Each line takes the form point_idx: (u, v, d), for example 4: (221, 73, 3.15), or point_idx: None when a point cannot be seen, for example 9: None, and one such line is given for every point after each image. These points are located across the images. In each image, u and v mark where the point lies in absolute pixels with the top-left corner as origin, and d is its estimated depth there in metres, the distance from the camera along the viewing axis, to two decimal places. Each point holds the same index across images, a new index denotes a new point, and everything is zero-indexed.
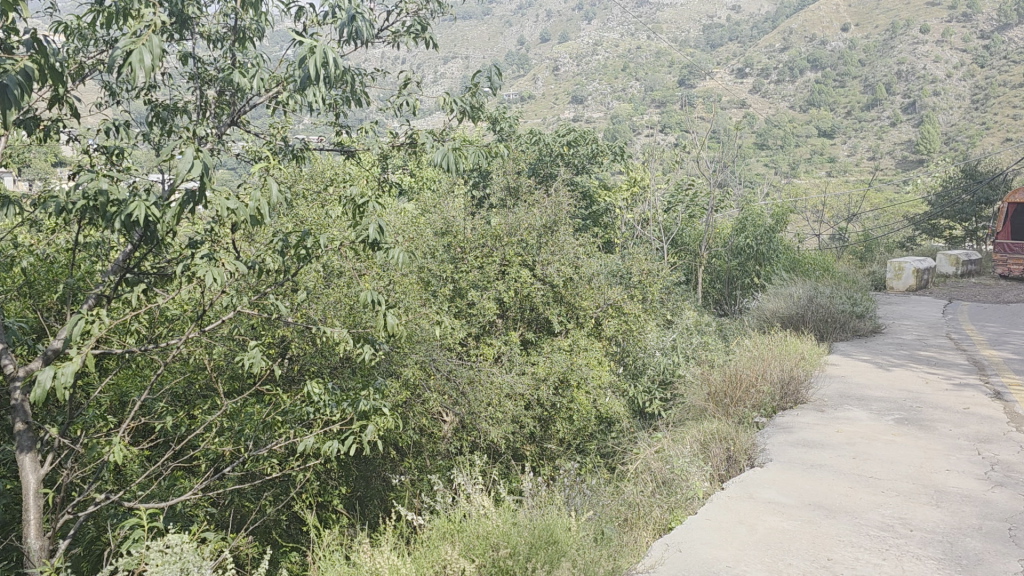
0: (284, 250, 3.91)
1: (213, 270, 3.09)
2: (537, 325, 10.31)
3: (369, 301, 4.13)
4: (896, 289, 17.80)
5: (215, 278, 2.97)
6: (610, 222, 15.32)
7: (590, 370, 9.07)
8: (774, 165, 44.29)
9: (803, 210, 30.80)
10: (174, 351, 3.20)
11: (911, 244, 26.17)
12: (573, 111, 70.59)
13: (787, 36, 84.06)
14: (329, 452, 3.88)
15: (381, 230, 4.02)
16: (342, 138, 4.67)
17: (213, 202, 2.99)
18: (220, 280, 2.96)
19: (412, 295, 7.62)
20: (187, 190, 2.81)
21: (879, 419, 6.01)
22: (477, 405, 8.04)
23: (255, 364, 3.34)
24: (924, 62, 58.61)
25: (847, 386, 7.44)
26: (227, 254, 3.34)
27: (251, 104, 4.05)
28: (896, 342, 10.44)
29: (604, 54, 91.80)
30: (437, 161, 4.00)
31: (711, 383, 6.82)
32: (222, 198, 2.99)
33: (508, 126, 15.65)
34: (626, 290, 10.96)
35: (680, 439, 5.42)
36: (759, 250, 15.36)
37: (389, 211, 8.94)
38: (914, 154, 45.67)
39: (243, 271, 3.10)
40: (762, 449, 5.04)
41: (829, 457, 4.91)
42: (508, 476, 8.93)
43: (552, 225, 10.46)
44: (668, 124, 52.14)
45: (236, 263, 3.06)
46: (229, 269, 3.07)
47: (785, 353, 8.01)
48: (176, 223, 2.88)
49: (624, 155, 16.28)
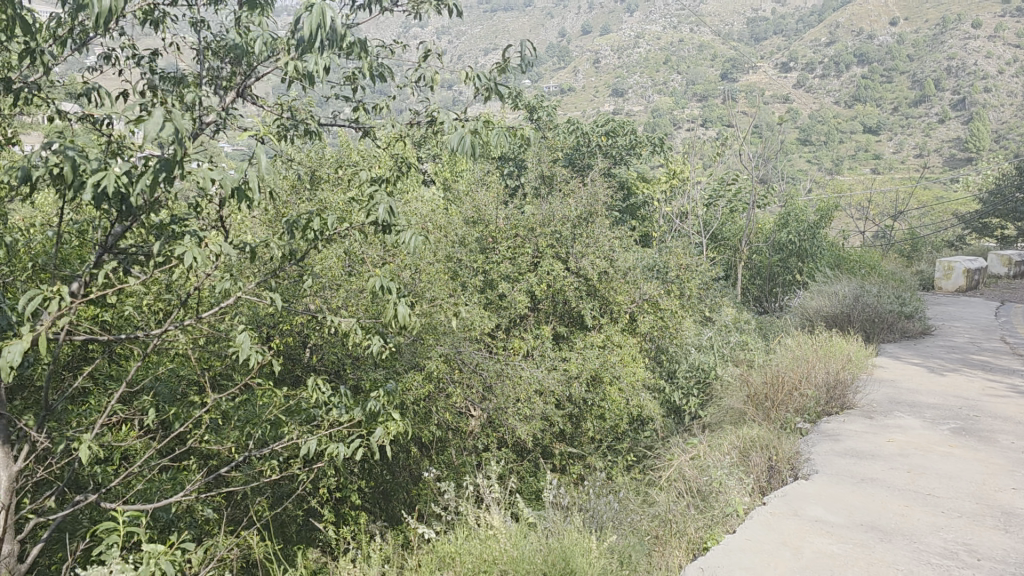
0: (291, 233, 3.62)
1: (198, 250, 2.81)
2: (569, 318, 10.00)
3: (379, 289, 3.58)
4: (945, 289, 17.16)
5: (196, 259, 2.68)
6: (648, 214, 14.95)
7: (623, 368, 8.76)
8: (817, 160, 43.53)
9: (848, 207, 30.05)
10: (159, 341, 2.91)
11: (960, 244, 25.32)
12: (613, 104, 70.17)
13: (833, 30, 82.30)
14: (334, 457, 3.59)
15: (392, 212, 3.57)
16: (358, 115, 4.37)
17: (195, 173, 2.67)
18: (201, 262, 2.66)
19: (439, 285, 7.34)
20: (160, 157, 2.50)
21: (933, 428, 5.59)
22: (504, 401, 7.70)
23: (249, 356, 3.03)
24: (975, 58, 56.91)
25: (898, 391, 6.99)
26: (219, 236, 3.05)
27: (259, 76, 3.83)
28: (948, 345, 9.91)
29: (645, 46, 90.95)
30: (456, 144, 3.54)
31: (751, 385, 6.46)
32: (205, 168, 2.67)
33: (545, 116, 15.38)
34: (663, 285, 10.64)
35: (717, 444, 5.06)
36: (802, 245, 14.69)
37: (417, 198, 8.72)
38: (963, 152, 44.34)
39: (229, 254, 2.81)
40: (807, 458, 4.67)
41: (881, 469, 4.52)
42: (536, 476, 8.67)
43: (588, 217, 10.15)
44: (709, 118, 51.45)
45: (222, 244, 2.78)
46: (214, 250, 2.78)
47: (830, 354, 7.58)
48: (152, 197, 2.58)
49: (664, 147, 15.90)
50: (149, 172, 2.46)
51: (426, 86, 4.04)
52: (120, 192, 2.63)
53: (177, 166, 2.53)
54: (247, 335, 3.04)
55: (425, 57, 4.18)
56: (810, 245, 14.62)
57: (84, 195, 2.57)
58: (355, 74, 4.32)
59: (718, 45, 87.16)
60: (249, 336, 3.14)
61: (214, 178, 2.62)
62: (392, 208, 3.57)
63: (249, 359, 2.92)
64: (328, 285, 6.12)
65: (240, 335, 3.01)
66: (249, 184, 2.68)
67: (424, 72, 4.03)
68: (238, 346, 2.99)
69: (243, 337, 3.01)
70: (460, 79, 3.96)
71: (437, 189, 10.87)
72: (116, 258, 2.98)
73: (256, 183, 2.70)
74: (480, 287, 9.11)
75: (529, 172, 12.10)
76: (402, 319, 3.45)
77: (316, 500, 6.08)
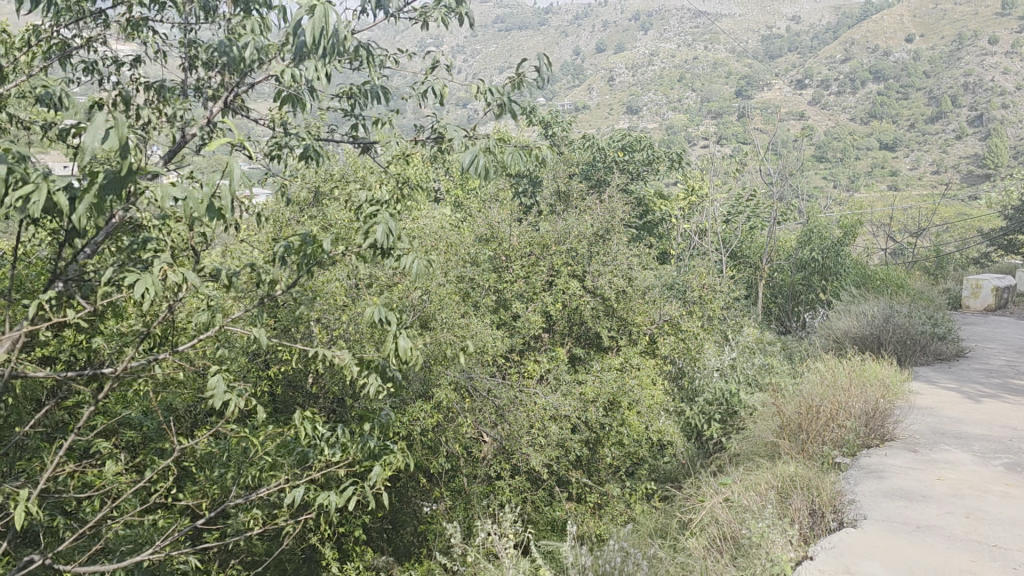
0: (285, 257, 3.26)
1: (158, 277, 2.42)
2: (586, 339, 9.63)
3: (378, 321, 3.16)
4: (972, 308, 16.63)
5: (149, 292, 2.23)
6: (666, 231, 14.59)
7: (643, 393, 8.33)
8: (834, 177, 43.15)
9: (868, 224, 29.59)
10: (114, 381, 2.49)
11: (985, 262, 24.70)
12: (629, 122, 70.24)
13: (850, 46, 81.71)
14: (326, 506, 3.18)
15: (392, 234, 3.16)
16: (357, 130, 4.00)
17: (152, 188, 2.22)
18: (155, 295, 2.24)
19: (450, 308, 7.11)
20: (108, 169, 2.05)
21: (986, 464, 5.13)
22: (518, 429, 7.28)
23: (218, 399, 2.57)
24: (992, 74, 56.26)
25: (941, 420, 6.49)
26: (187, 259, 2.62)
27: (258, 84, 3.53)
28: (985, 368, 9.38)
29: (660, 65, 90.97)
30: (466, 161, 3.03)
31: (783, 414, 6.02)
32: (164, 183, 2.22)
33: (560, 130, 15.24)
34: (683, 305, 10.26)
35: (751, 484, 4.60)
36: (825, 264, 14.18)
37: (427, 215, 8.41)
38: (980, 169, 43.57)
39: (195, 283, 2.42)
40: (853, 500, 4.25)
41: (936, 513, 4.08)
42: (552, 505, 8.26)
43: (605, 233, 9.79)
44: (723, 135, 51.15)
45: (185, 272, 2.38)
46: (176, 278, 2.38)
47: (865, 379, 7.13)
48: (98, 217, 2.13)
49: (681, 162, 15.56)
50: (93, 188, 2.05)
51: (431, 100, 3.57)
52: (62, 208, 2.19)
53: (130, 181, 2.08)
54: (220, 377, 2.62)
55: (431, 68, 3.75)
56: (833, 262, 14.17)
57: (17, 212, 2.15)
58: (355, 88, 3.83)
59: (732, 62, 86.98)
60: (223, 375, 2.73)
61: (175, 197, 2.17)
62: (391, 228, 3.18)
63: (220, 407, 2.48)
64: (330, 307, 5.77)
65: (211, 375, 2.59)
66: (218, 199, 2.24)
67: (431, 82, 3.56)
68: (207, 389, 2.56)
69: (214, 379, 2.57)
70: (471, 93, 3.52)
71: (449, 207, 10.62)
72: (70, 289, 2.58)
73: (224, 200, 2.27)
74: (492, 307, 8.77)
75: (543, 188, 11.79)
76: (403, 350, 3.01)
77: (317, 536, 5.69)
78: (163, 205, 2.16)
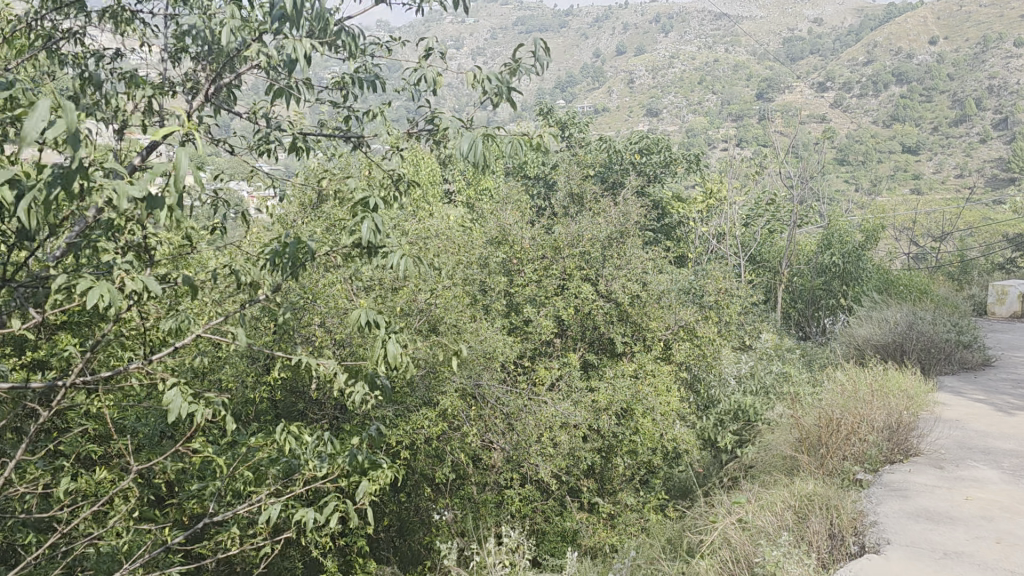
0: (272, 261, 3.07)
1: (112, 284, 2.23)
2: (600, 346, 9.34)
3: (365, 325, 2.88)
4: (998, 314, 16.23)
5: (103, 298, 1.95)
6: (684, 235, 14.37)
7: (657, 400, 8.06)
8: (855, 180, 42.61)
9: (891, 229, 29.14)
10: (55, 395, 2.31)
11: (1012, 267, 24.14)
12: (649, 124, 69.94)
13: (872, 48, 80.69)
14: (307, 527, 3.00)
15: (379, 229, 2.87)
16: (348, 124, 3.78)
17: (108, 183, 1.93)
18: (109, 305, 1.96)
19: (458, 312, 7.01)
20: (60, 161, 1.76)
21: (1016, 482, 4.86)
22: (526, 439, 7.02)
23: (172, 414, 2.43)
24: (1018, 77, 55.37)
25: (968, 434, 6.19)
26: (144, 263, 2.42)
27: (242, 71, 3.27)
28: (1012, 379, 8.99)
29: (679, 67, 90.51)
30: (461, 149, 2.75)
31: (801, 426, 5.77)
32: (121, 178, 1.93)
33: (577, 131, 15.20)
34: (699, 310, 10.00)
35: (764, 502, 4.35)
36: (846, 268, 13.86)
37: (436, 217, 8.23)
38: (1005, 172, 42.75)
39: (155, 292, 2.17)
40: (875, 522, 4.01)
41: (964, 538, 3.83)
42: (562, 516, 8.04)
43: (619, 236, 9.56)
44: (744, 138, 50.69)
45: (143, 279, 2.13)
46: (134, 288, 2.17)
47: (887, 390, 6.84)
48: (45, 217, 1.83)
49: (700, 164, 15.31)
50: (39, 187, 1.73)
51: (427, 88, 3.40)
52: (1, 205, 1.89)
53: (81, 174, 1.79)
54: (178, 389, 2.52)
55: (425, 56, 3.49)
56: (854, 267, 13.82)
57: None
58: (346, 78, 3.77)
59: (752, 65, 86.49)
60: (182, 388, 2.62)
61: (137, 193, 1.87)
62: (378, 224, 2.88)
63: (177, 426, 2.36)
64: (331, 311, 5.58)
65: (167, 393, 2.45)
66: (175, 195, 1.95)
67: (424, 71, 3.37)
68: (162, 402, 2.44)
69: (170, 394, 2.45)
70: (467, 80, 3.28)
71: (461, 208, 10.44)
72: (18, 294, 2.39)
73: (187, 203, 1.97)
74: (503, 312, 8.59)
75: (558, 190, 11.60)
76: (393, 359, 2.72)
77: (317, 547, 5.52)
78: (119, 206, 1.87)
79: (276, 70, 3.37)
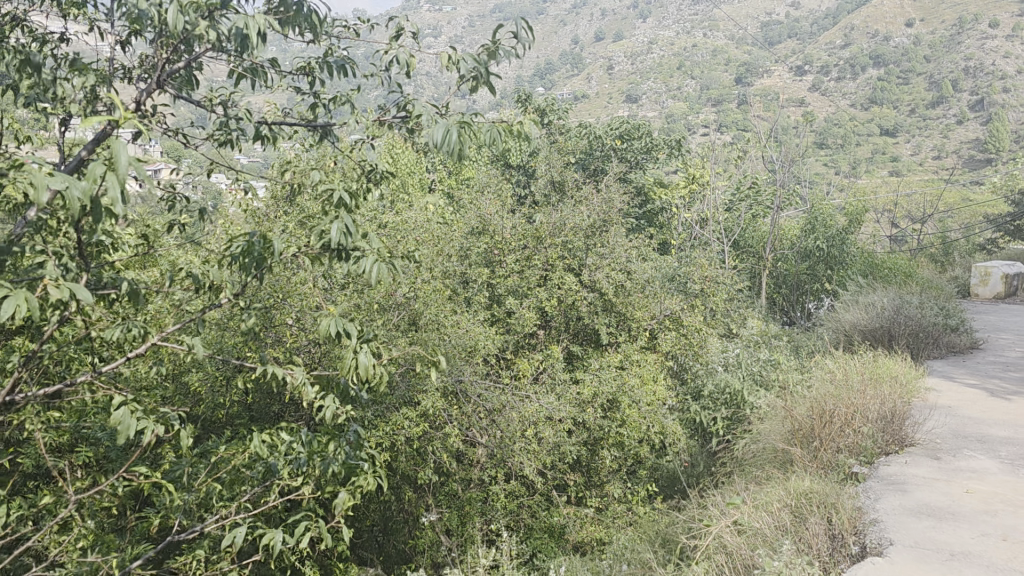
0: (235, 262, 2.83)
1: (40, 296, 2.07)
2: (585, 337, 9.15)
3: (336, 335, 2.66)
4: (981, 296, 16.18)
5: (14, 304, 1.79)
6: (667, 221, 14.22)
7: (643, 392, 7.85)
8: (835, 163, 42.57)
9: (873, 212, 29.16)
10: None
11: (992, 248, 24.13)
12: (628, 110, 69.86)
13: (849, 31, 80.74)
14: (273, 545, 2.78)
15: (349, 232, 2.63)
16: (314, 112, 3.54)
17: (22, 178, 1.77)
18: (21, 311, 1.80)
19: (437, 306, 6.79)
20: None
21: (1016, 473, 4.70)
22: (510, 436, 6.83)
23: (120, 431, 2.11)
24: (993, 58, 55.44)
25: (962, 422, 6.05)
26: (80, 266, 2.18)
27: (196, 57, 3.00)
28: (1002, 363, 8.88)
29: (658, 53, 90.24)
30: (434, 139, 2.51)
31: (795, 418, 5.60)
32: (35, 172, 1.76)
33: (557, 118, 14.98)
34: (684, 298, 9.82)
35: (761, 502, 4.17)
36: (830, 252, 13.75)
37: (414, 208, 7.99)
38: (982, 153, 42.86)
39: (86, 301, 2.01)
40: (874, 521, 3.84)
41: (967, 535, 3.66)
42: (549, 511, 7.86)
43: (602, 225, 9.38)
44: (723, 123, 50.55)
45: (71, 285, 1.97)
46: (60, 297, 2.02)
47: (879, 377, 6.70)
48: None
49: (681, 150, 15.14)
50: None
51: (399, 73, 3.15)
52: None
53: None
54: (128, 408, 2.21)
55: (396, 36, 3.23)
56: (838, 251, 13.69)
57: None
58: (314, 63, 3.47)
59: (730, 50, 86.44)
60: (133, 402, 2.32)
61: (44, 188, 1.71)
62: (348, 226, 2.64)
63: (124, 447, 2.06)
64: (304, 309, 5.35)
65: (115, 407, 2.15)
66: (99, 200, 1.82)
67: (395, 54, 3.12)
68: (109, 421, 2.14)
69: (119, 412, 2.14)
70: (441, 63, 3.05)
71: (440, 198, 10.22)
72: None
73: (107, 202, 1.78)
74: (485, 303, 8.38)
75: (538, 178, 11.38)
76: (365, 371, 2.57)
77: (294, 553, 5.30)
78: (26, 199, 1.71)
79: (237, 53, 3.14)
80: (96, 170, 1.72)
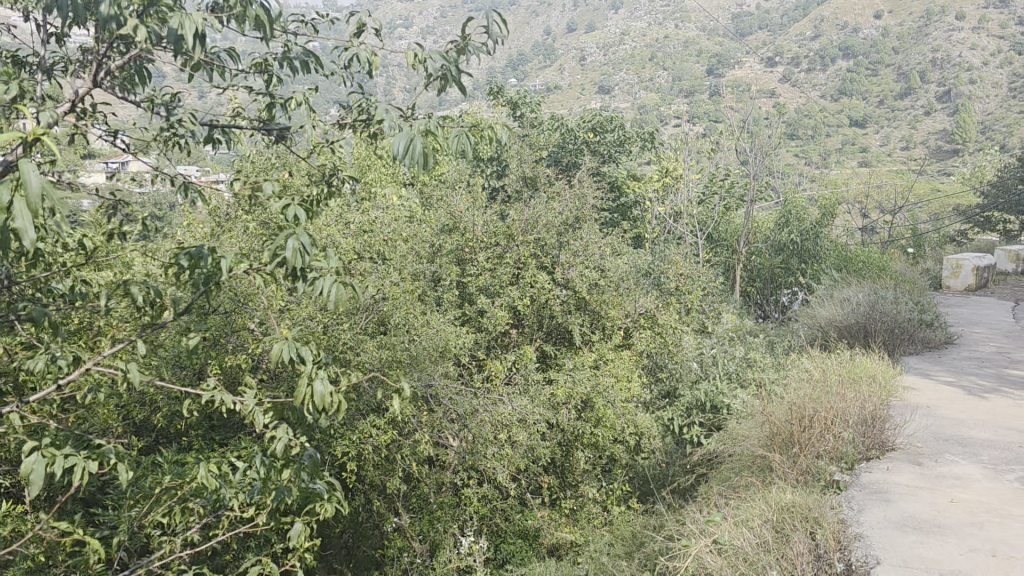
0: (178, 278, 2.58)
1: None
2: (558, 336, 8.95)
3: (290, 358, 2.41)
4: (952, 288, 16.19)
5: None
6: (641, 215, 14.07)
7: (618, 393, 7.65)
8: (806, 154, 42.64)
9: (844, 204, 29.22)
10: None
11: (961, 239, 24.24)
12: (601, 101, 69.68)
13: (819, 23, 81.04)
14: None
15: (307, 251, 2.33)
16: (269, 115, 3.28)
17: None
18: None
19: (406, 308, 6.55)
20: None
21: (1000, 479, 4.58)
22: (482, 441, 6.61)
23: (29, 480, 1.87)
24: (959, 50, 55.86)
25: (943, 424, 5.92)
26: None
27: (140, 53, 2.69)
28: (977, 358, 8.81)
29: (630, 43, 90.13)
30: (399, 147, 2.26)
31: (774, 423, 5.46)
32: None
33: (529, 112, 14.75)
34: (659, 295, 9.64)
35: (743, 518, 4.01)
36: (804, 246, 13.67)
37: (381, 207, 7.73)
38: (949, 144, 43.25)
39: None
40: (858, 536, 3.69)
41: (955, 552, 3.52)
42: (522, 514, 7.66)
43: (575, 221, 9.17)
44: (696, 114, 50.45)
45: None
46: None
47: (857, 378, 6.57)
48: None
49: (654, 143, 14.98)
50: None
51: (361, 70, 2.90)
52: None
53: None
54: (42, 453, 1.96)
55: (357, 32, 2.95)
56: (812, 245, 13.61)
57: None
58: (269, 60, 3.21)
59: (702, 41, 86.53)
60: (49, 444, 2.07)
61: None
62: (306, 244, 2.33)
63: (35, 499, 1.83)
64: (265, 315, 5.11)
65: (29, 453, 1.91)
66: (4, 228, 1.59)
67: (356, 52, 2.85)
68: (21, 471, 1.90)
69: (31, 460, 1.90)
70: (406, 62, 2.80)
71: (409, 193, 9.94)
72: None
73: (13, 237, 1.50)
74: (456, 302, 8.17)
75: (509, 173, 11.12)
76: (321, 399, 2.30)
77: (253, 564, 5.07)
78: None
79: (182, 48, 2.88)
80: (1, 194, 1.48)
